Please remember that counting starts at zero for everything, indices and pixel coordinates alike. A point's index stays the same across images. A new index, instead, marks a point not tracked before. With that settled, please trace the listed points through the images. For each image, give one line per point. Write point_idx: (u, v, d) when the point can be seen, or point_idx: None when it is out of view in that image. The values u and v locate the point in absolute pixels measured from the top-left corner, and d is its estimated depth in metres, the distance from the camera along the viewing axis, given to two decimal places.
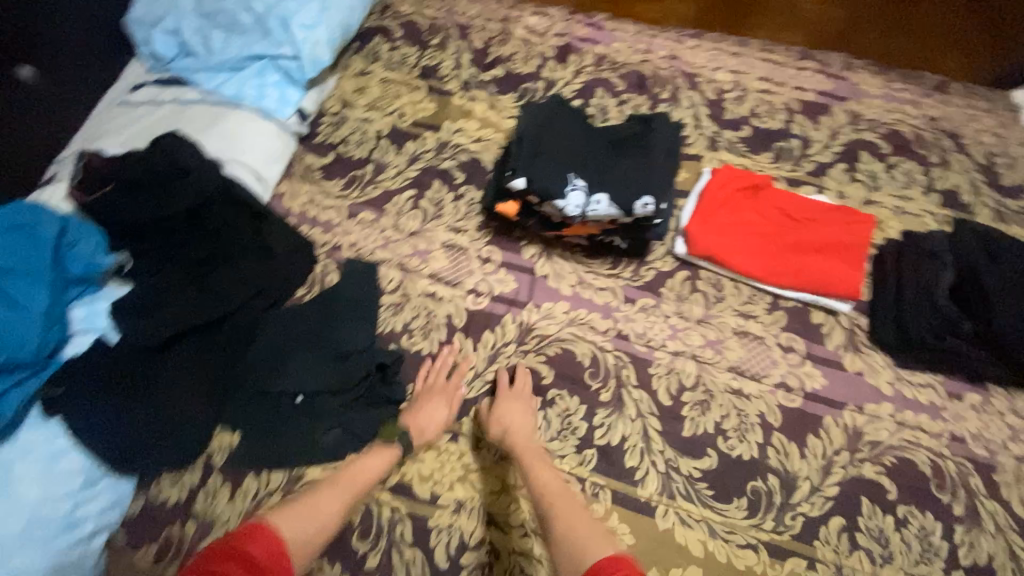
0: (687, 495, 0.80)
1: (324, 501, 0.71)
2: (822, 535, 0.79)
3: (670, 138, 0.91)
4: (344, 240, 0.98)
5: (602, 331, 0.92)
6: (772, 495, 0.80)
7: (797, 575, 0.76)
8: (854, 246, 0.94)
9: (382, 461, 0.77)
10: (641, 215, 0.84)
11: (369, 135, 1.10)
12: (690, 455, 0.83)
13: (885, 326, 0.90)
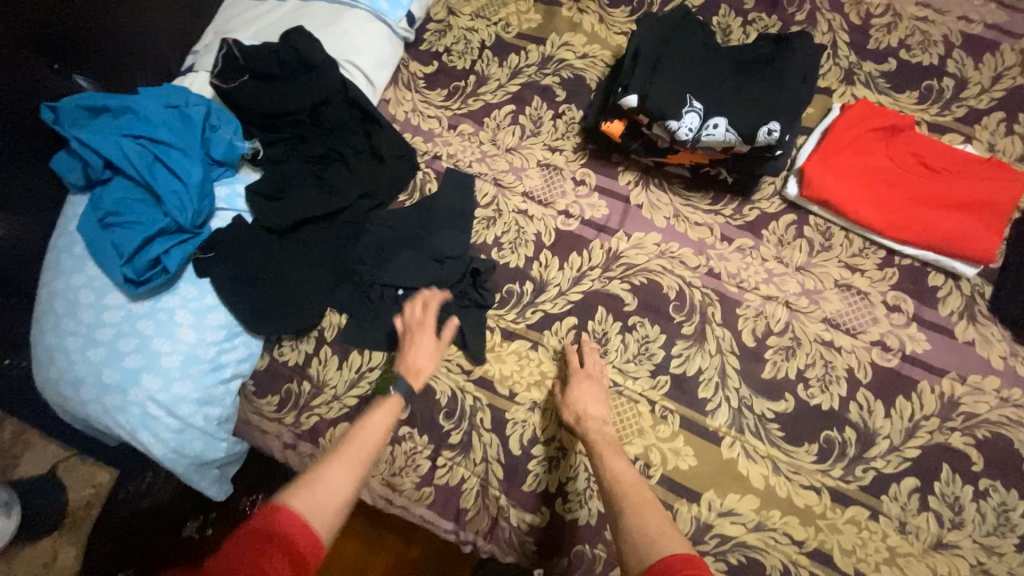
0: (756, 432, 0.82)
1: (333, 472, 0.61)
2: (891, 491, 0.78)
3: (808, 62, 0.82)
4: (443, 151, 1.01)
5: (692, 266, 0.91)
6: (845, 446, 0.80)
7: (858, 522, 0.78)
8: (999, 206, 0.84)
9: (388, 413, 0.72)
10: (762, 144, 0.79)
11: (472, 45, 1.08)
12: (765, 396, 0.83)
13: (1010, 296, 0.83)
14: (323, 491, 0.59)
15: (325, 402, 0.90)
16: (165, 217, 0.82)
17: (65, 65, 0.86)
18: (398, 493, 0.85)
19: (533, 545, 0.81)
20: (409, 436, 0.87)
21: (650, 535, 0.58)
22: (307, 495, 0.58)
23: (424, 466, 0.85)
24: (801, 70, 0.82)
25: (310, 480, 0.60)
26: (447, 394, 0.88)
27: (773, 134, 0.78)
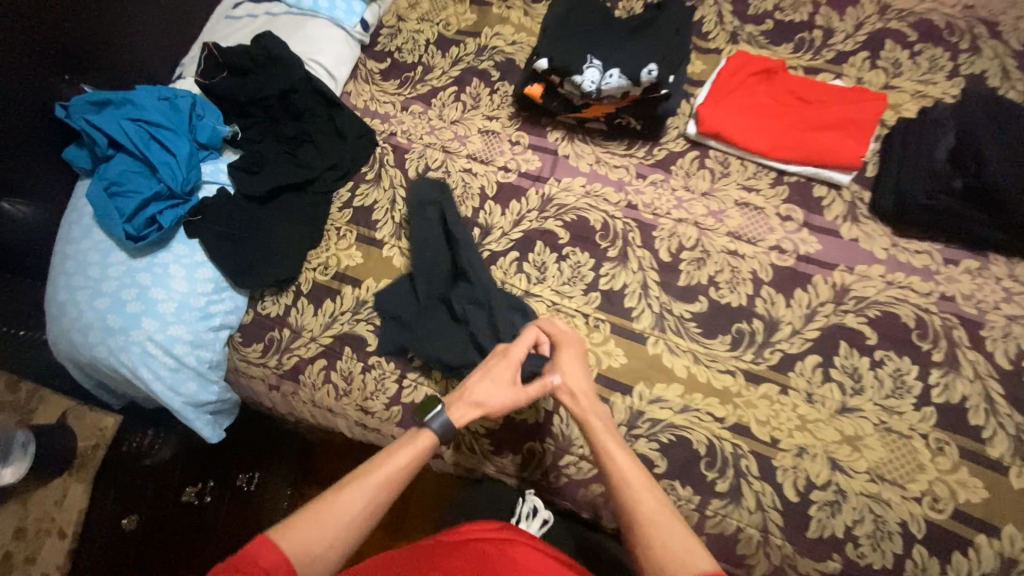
0: (676, 330, 0.94)
1: (343, 503, 0.67)
2: (797, 368, 0.89)
3: (680, 18, 1.01)
4: (398, 128, 1.18)
5: (614, 200, 1.05)
6: (754, 334, 0.92)
7: (770, 397, 0.88)
8: (863, 122, 0.99)
9: (412, 451, 0.73)
10: (648, 83, 0.98)
11: (419, 43, 1.26)
12: (683, 300, 0.96)
13: (884, 196, 0.95)
14: (322, 530, 0.64)
15: (302, 343, 1.02)
16: (159, 184, 0.98)
17: (74, 77, 1.03)
18: (372, 414, 0.97)
19: (490, 445, 0.93)
20: (377, 364, 0.99)
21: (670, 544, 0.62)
22: (307, 528, 0.64)
23: (392, 388, 0.97)
24: (673, 24, 1.01)
25: (320, 506, 0.66)
26: (410, 326, 1.01)
27: (654, 72, 0.97)
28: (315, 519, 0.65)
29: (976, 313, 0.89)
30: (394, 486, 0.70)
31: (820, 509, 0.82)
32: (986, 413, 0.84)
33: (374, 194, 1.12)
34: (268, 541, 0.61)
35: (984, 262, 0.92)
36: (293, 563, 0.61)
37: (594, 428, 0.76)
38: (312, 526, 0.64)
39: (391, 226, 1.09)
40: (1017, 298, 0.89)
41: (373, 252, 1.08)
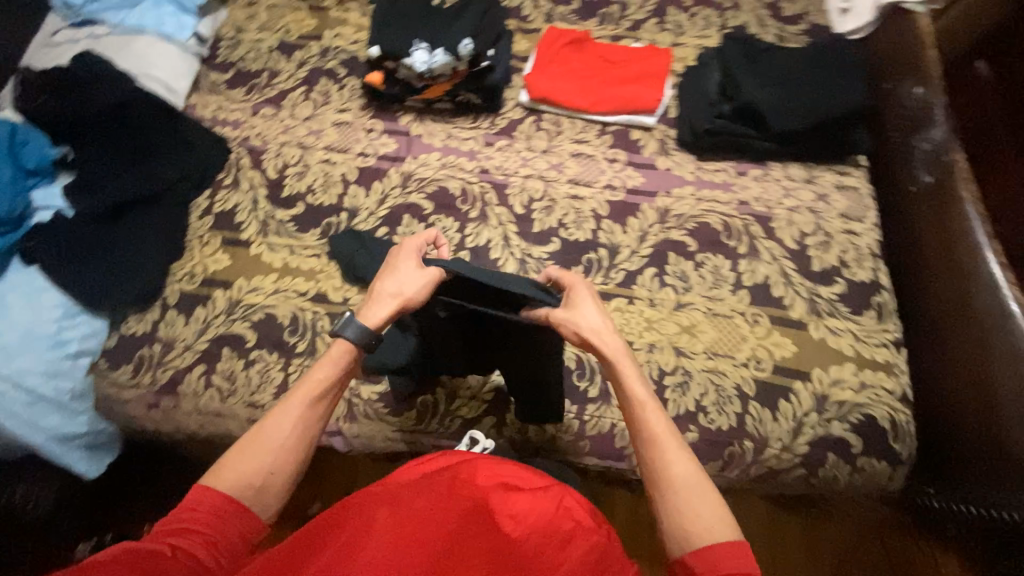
0: (537, 270, 1.05)
1: (271, 428, 0.65)
2: (639, 281, 1.03)
3: (487, 3, 1.19)
4: (251, 132, 1.19)
5: (467, 168, 1.15)
6: (601, 261, 1.06)
7: (620, 309, 1.01)
8: (657, 73, 1.18)
9: (332, 361, 0.70)
10: (467, 56, 1.12)
11: (262, 51, 1.29)
12: (540, 244, 1.08)
13: (682, 130, 1.14)
14: (256, 459, 0.63)
15: (176, 355, 0.99)
16: None
17: None
18: (261, 408, 0.97)
19: (384, 408, 0.97)
20: (260, 357, 0.99)
21: (692, 505, 0.60)
22: (243, 460, 0.63)
23: (279, 377, 0.97)
24: (482, 7, 1.18)
25: (249, 439, 0.64)
26: (289, 315, 1.02)
27: (469, 45, 1.12)
28: (247, 449, 0.64)
29: (766, 210, 1.08)
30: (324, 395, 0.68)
31: (673, 391, 0.95)
32: (785, 286, 1.02)
33: (234, 197, 1.13)
34: (204, 486, 0.61)
35: (766, 169, 1.12)
36: (241, 490, 0.61)
37: (623, 371, 0.69)
38: (246, 457, 0.63)
39: (255, 225, 1.11)
40: (794, 193, 1.09)
41: (241, 252, 1.08)
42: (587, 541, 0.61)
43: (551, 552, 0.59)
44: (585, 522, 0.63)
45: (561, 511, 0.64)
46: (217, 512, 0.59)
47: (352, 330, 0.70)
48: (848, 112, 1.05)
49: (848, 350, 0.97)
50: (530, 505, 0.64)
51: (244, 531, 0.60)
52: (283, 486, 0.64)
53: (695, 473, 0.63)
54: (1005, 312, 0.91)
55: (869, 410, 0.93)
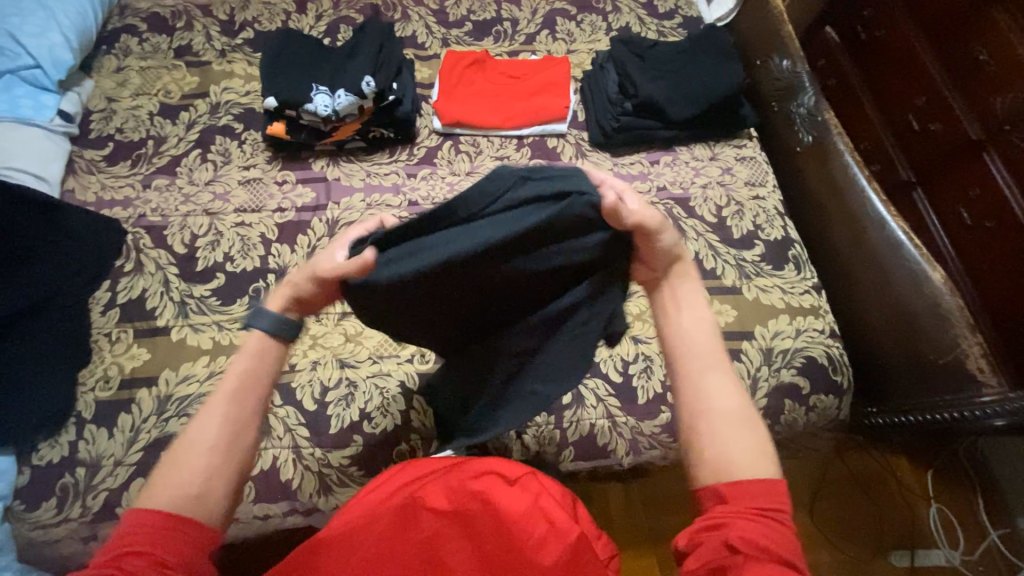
0: None
1: (207, 428, 0.56)
2: None
3: (381, 37, 1.17)
4: (146, 208, 1.10)
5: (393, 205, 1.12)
6: None
7: None
8: (560, 82, 1.23)
9: (253, 355, 0.61)
10: (372, 94, 1.09)
11: (142, 118, 1.19)
12: None
13: (593, 131, 1.20)
14: (192, 471, 0.53)
15: (106, 474, 0.88)
16: None
17: None
18: None
19: (358, 471, 0.92)
20: None
21: (727, 446, 0.55)
22: (175, 473, 0.53)
23: None
24: (376, 42, 1.16)
25: (175, 450, 0.54)
26: None
27: (372, 83, 1.09)
28: (174, 463, 0.54)
29: (683, 192, 1.16)
30: (258, 389, 0.60)
31: (639, 378, 0.99)
32: (714, 257, 1.10)
33: (141, 282, 1.03)
34: (134, 511, 0.50)
35: (675, 154, 1.20)
36: (175, 509, 0.51)
37: (664, 295, 0.64)
38: (173, 471, 0.53)
39: (172, 307, 1.01)
40: (703, 172, 1.18)
41: (161, 341, 0.99)
42: (561, 541, 0.65)
43: (527, 550, 0.65)
44: (560, 523, 0.66)
45: (537, 513, 0.68)
46: (158, 528, 0.49)
47: (264, 319, 0.61)
48: (733, 92, 1.15)
49: (779, 303, 1.06)
50: (512, 505, 0.68)
51: (196, 541, 0.51)
52: (228, 489, 0.55)
53: (737, 403, 0.57)
54: (895, 241, 1.05)
55: (808, 352, 1.03)
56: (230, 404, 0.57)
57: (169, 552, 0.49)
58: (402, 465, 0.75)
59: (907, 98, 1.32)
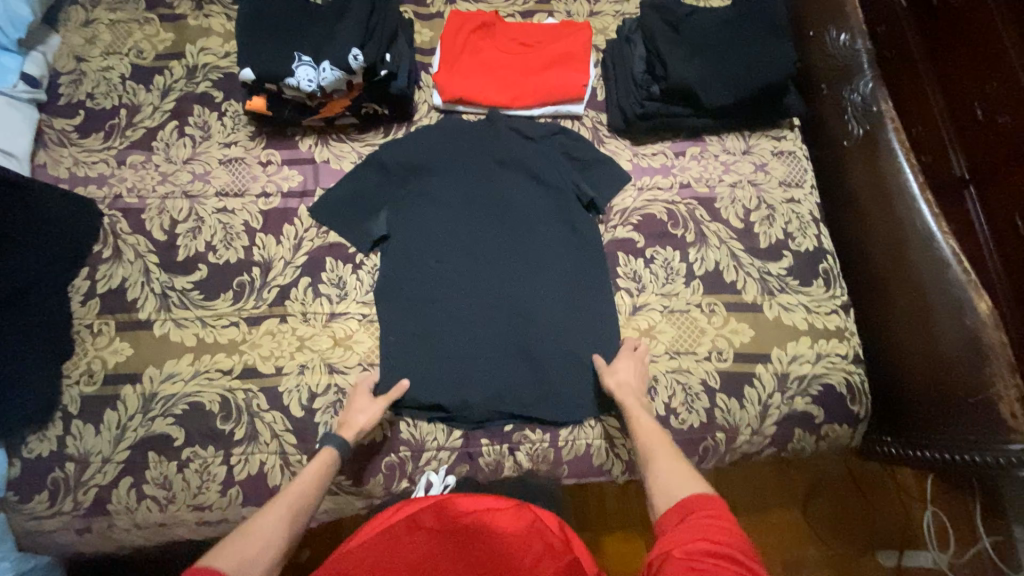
0: None
1: (263, 521, 0.69)
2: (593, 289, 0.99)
3: None
4: (123, 187, 1.02)
5: (401, 175, 1.02)
6: None
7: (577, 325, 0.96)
8: (579, 53, 1.07)
9: (319, 467, 0.79)
10: (362, 68, 0.95)
11: (114, 82, 1.08)
12: None
13: (614, 115, 1.06)
14: (256, 540, 0.66)
15: (95, 471, 0.88)
16: None
17: None
18: (208, 508, 0.88)
19: (346, 480, 0.90)
20: (195, 452, 0.89)
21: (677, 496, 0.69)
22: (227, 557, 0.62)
23: (221, 472, 0.88)
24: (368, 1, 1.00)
25: (244, 529, 0.67)
26: (217, 400, 0.91)
27: (360, 57, 0.94)
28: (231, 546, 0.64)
29: (708, 190, 1.04)
30: (310, 493, 0.75)
31: None
32: (736, 268, 1.00)
33: (120, 271, 0.98)
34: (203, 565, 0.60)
35: (704, 146, 1.06)
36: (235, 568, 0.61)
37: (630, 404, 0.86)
38: (241, 545, 0.64)
39: (154, 299, 0.96)
40: (732, 167, 1.05)
41: (144, 336, 0.95)
42: (555, 558, 0.64)
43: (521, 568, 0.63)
44: (556, 540, 0.66)
45: (533, 533, 0.68)
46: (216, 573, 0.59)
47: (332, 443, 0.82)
48: (781, 79, 0.99)
49: (802, 324, 0.98)
50: (506, 526, 0.68)
51: None
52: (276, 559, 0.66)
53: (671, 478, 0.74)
54: (939, 260, 0.94)
55: (826, 379, 0.96)
56: (287, 504, 0.72)
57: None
58: (399, 504, 0.74)
59: (973, 83, 1.13)
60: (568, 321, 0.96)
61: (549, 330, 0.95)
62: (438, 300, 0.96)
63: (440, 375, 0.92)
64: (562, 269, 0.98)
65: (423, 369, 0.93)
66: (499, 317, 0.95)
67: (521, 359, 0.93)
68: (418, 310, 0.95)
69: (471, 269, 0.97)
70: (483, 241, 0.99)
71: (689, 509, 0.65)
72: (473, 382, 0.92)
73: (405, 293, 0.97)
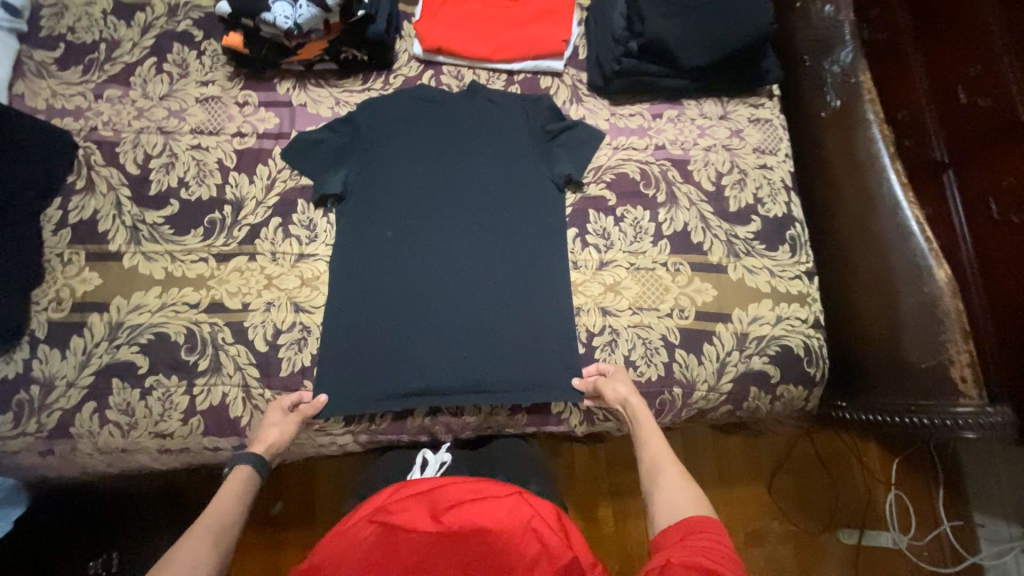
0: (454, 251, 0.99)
1: (188, 552, 0.67)
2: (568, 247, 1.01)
3: None
4: (98, 120, 1.02)
5: (365, 123, 1.01)
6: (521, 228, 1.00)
7: (541, 280, 0.98)
8: (561, 10, 1.07)
9: (241, 483, 0.81)
10: (338, 6, 0.95)
11: (94, 16, 1.07)
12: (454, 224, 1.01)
13: (593, 72, 1.06)
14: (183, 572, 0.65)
15: (61, 394, 0.90)
16: None
17: None
18: (171, 435, 0.90)
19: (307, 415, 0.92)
20: (159, 381, 0.90)
21: (671, 509, 0.72)
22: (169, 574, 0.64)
23: (184, 401, 0.90)
24: None
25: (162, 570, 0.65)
26: (184, 332, 0.92)
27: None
28: None
29: (682, 153, 1.05)
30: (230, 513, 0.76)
31: (602, 351, 0.95)
32: (704, 230, 1.01)
33: (92, 202, 0.98)
34: None
35: (682, 109, 1.07)
36: None
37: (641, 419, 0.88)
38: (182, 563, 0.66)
39: (124, 232, 0.97)
40: (708, 132, 1.06)
41: (113, 267, 0.95)
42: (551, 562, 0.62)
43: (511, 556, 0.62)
44: (552, 542, 0.63)
45: (528, 535, 0.64)
46: None
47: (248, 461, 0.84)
48: (757, 41, 0.99)
49: (765, 287, 0.99)
50: (499, 519, 0.65)
51: None
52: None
53: (670, 495, 0.74)
54: (904, 231, 0.96)
55: (785, 341, 0.98)
56: (212, 528, 0.72)
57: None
58: (398, 483, 0.71)
59: None
60: (526, 279, 0.98)
61: (507, 285, 0.97)
62: (398, 253, 0.97)
63: (398, 325, 0.94)
64: (524, 229, 1.00)
65: (381, 318, 0.95)
66: (458, 273, 0.97)
67: (483, 314, 0.95)
68: (379, 262, 0.97)
69: (431, 226, 0.99)
70: (445, 199, 1.00)
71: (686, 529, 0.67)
72: (430, 334, 0.94)
73: (371, 247, 0.98)
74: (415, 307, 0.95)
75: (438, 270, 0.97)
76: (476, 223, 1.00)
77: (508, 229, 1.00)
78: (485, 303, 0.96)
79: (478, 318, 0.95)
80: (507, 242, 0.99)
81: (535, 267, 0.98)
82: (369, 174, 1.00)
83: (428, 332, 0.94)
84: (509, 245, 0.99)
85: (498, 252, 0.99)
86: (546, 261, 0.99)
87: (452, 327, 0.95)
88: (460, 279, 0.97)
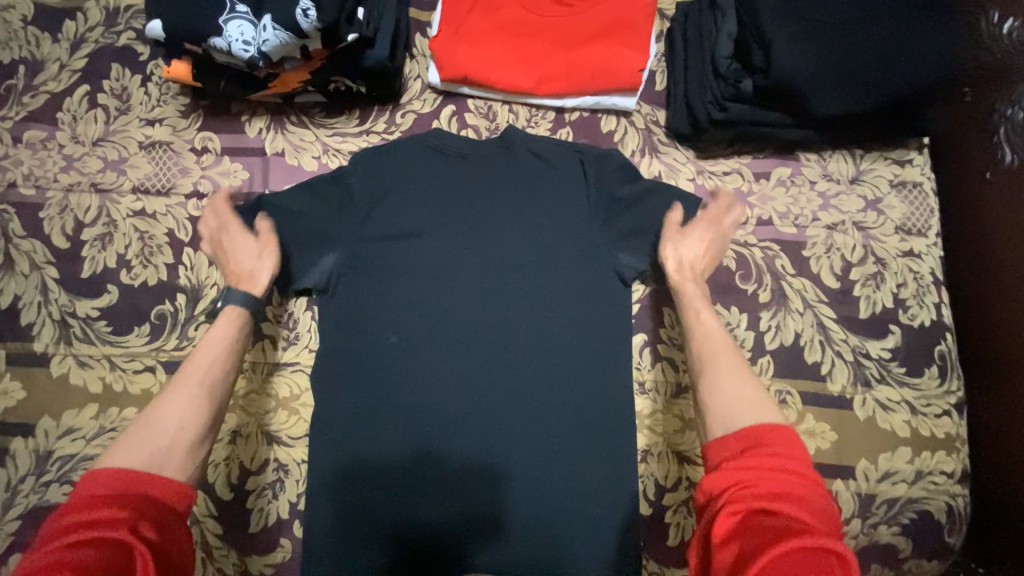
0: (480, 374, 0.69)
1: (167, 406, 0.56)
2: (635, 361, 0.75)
3: None
4: (17, 172, 0.77)
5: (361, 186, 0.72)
6: (577, 340, 0.70)
7: (601, 417, 0.70)
8: (634, 22, 0.76)
9: (230, 328, 0.64)
10: (318, 30, 0.64)
11: (11, 26, 0.81)
12: (480, 332, 0.70)
13: (677, 113, 0.76)
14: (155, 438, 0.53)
15: None
16: None
17: None
18: None
19: None
20: None
21: (741, 413, 0.54)
22: (126, 453, 0.51)
23: None
24: None
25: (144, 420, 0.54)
26: None
27: (312, 13, 0.63)
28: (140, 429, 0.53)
29: (795, 232, 0.76)
30: (222, 359, 0.61)
31: (675, 513, 0.72)
32: (822, 344, 0.74)
33: (11, 287, 0.75)
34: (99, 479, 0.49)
35: (796, 166, 0.78)
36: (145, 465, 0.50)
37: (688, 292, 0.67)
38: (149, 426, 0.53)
39: (51, 328, 0.74)
40: (832, 203, 0.77)
41: (37, 377, 0.73)
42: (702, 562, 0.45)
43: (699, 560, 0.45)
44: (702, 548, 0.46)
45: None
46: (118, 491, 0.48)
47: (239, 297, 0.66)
48: (930, 80, 0.67)
49: (901, 430, 0.73)
50: None
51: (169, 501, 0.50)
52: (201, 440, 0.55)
53: (747, 394, 0.56)
54: None
55: (924, 507, 0.72)
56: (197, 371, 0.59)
57: (157, 501, 0.49)
58: None
59: None
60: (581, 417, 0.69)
61: (554, 428, 0.68)
62: (401, 372, 0.69)
63: (400, 480, 0.68)
64: (579, 342, 0.70)
65: (376, 469, 0.68)
66: (486, 407, 0.69)
67: (519, 469, 0.67)
68: (377, 389, 0.69)
69: (452, 332, 0.70)
70: (472, 293, 0.71)
71: (785, 472, 0.46)
72: (443, 493, 0.67)
73: (365, 364, 0.70)
74: (427, 453, 0.68)
75: (458, 399, 0.69)
76: (513, 331, 0.70)
77: (558, 342, 0.69)
78: (526, 453, 0.68)
79: (516, 472, 0.68)
80: (554, 361, 0.69)
81: (594, 400, 0.69)
82: (360, 256, 0.71)
83: (442, 491, 0.67)
84: (560, 367, 0.69)
85: (546, 376, 0.69)
86: (607, 391, 0.70)
87: (476, 484, 0.68)
88: (493, 414, 0.69)
